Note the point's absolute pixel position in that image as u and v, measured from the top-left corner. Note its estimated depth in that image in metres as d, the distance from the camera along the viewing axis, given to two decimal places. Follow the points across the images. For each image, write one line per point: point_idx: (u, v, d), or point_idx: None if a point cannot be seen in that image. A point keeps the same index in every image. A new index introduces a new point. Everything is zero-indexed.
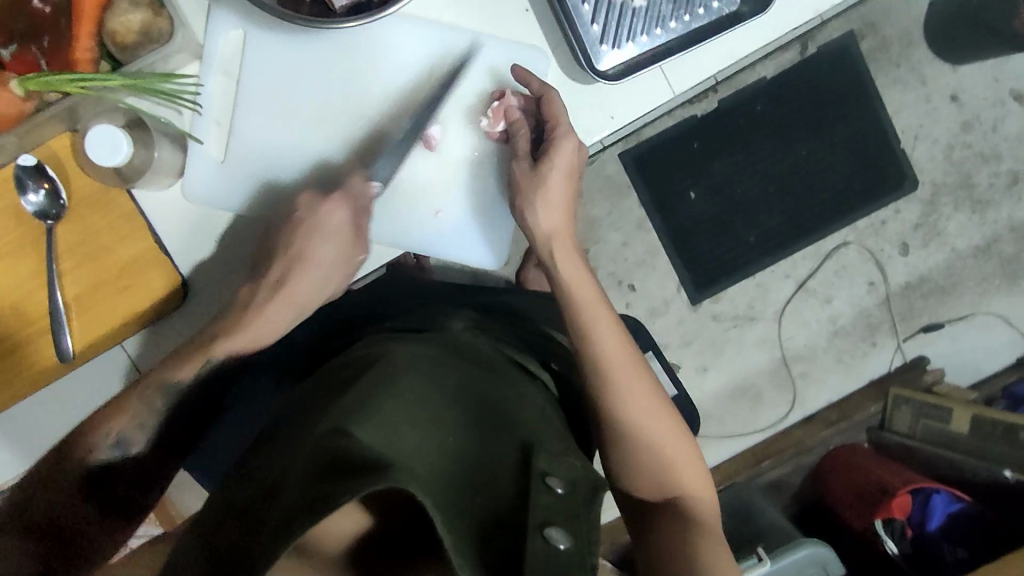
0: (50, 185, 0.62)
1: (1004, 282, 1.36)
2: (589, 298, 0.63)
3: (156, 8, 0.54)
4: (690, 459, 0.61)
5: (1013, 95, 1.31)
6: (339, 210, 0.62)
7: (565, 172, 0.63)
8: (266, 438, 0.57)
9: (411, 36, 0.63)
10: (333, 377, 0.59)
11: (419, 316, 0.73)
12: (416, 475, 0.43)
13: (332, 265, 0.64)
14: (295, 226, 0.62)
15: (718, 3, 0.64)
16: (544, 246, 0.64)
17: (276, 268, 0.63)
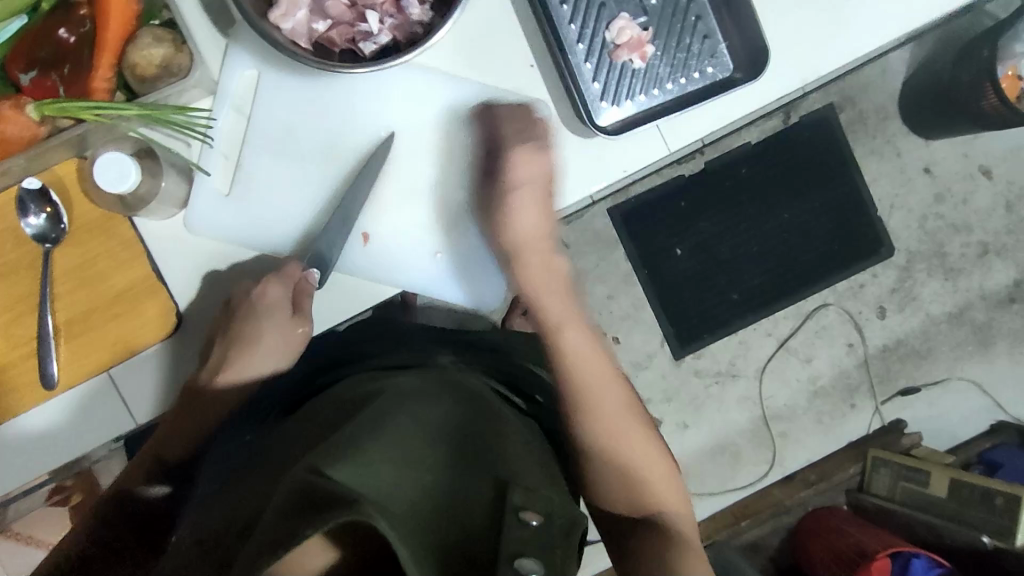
0: (53, 209, 0.62)
1: (977, 349, 1.40)
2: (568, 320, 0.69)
3: (178, 44, 0.56)
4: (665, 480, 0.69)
5: (983, 170, 1.38)
6: (277, 291, 0.65)
7: (536, 184, 0.65)
8: (252, 470, 0.57)
9: (420, 84, 0.65)
10: (318, 411, 0.60)
11: (407, 348, 0.73)
12: (384, 510, 0.43)
13: (278, 343, 0.69)
14: (233, 313, 0.66)
15: (712, 69, 0.68)
16: (524, 255, 0.67)
17: (216, 353, 0.67)
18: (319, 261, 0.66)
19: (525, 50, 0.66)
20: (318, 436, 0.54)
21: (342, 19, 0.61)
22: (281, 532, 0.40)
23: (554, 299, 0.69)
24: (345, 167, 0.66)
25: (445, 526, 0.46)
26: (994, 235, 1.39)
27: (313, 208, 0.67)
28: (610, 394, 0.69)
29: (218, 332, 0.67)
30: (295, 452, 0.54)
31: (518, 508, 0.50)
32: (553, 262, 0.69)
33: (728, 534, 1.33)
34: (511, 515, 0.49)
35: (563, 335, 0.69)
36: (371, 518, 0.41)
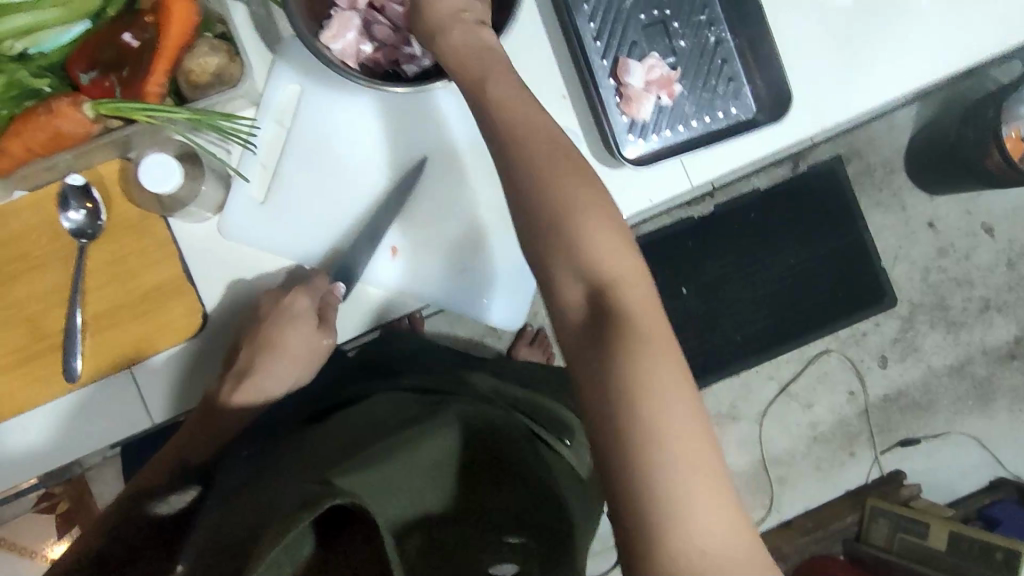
0: (92, 206, 0.64)
1: (977, 404, 1.41)
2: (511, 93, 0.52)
3: (232, 55, 0.59)
4: (611, 236, 0.49)
5: (985, 228, 1.41)
6: (304, 300, 0.65)
7: None
8: (275, 468, 0.61)
9: (460, 111, 0.68)
10: (363, 423, 0.65)
11: (439, 377, 0.75)
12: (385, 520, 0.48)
13: (301, 356, 0.69)
14: (261, 319, 0.66)
15: (735, 109, 0.71)
16: (449, 27, 0.54)
17: (241, 358, 0.67)
18: (347, 277, 0.67)
19: (557, 82, 0.69)
20: (350, 449, 0.59)
21: (386, 42, 0.65)
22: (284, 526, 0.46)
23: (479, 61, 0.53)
24: (380, 183, 0.68)
25: None
26: (995, 292, 1.41)
27: (348, 221, 0.69)
28: (557, 161, 0.50)
29: (245, 338, 0.67)
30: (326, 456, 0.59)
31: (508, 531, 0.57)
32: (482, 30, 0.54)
33: None
34: None
35: (487, 94, 0.52)
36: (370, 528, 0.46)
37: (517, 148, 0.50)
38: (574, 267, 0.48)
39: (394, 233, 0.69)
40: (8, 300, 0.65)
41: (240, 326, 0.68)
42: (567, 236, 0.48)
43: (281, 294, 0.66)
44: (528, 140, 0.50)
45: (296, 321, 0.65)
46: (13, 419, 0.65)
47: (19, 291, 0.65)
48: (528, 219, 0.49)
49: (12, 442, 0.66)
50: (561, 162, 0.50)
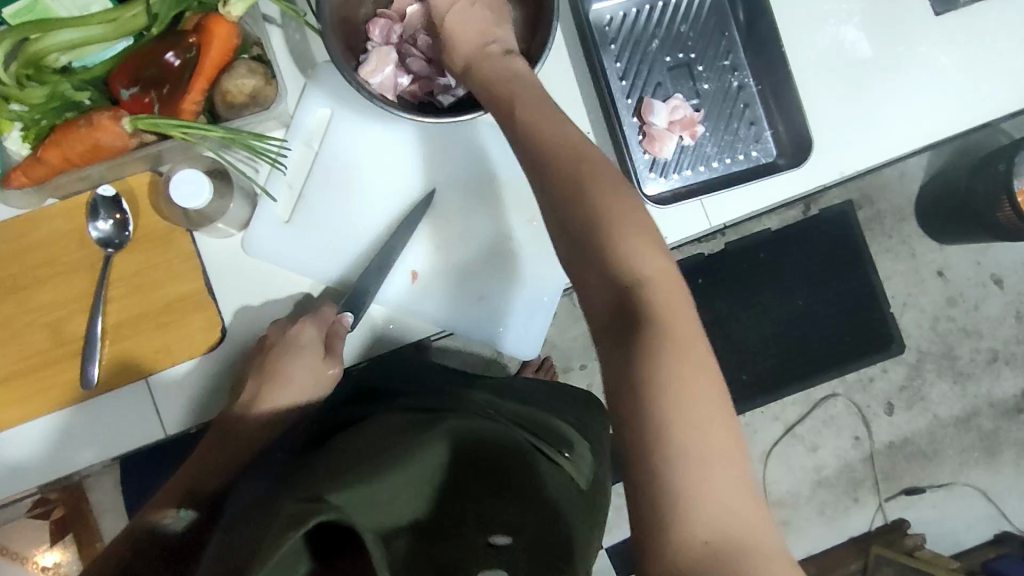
0: (121, 216, 0.66)
1: (983, 455, 1.40)
2: (543, 113, 0.52)
3: (268, 78, 0.61)
4: (642, 238, 0.48)
5: (994, 279, 1.42)
6: (309, 331, 0.66)
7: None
8: (282, 471, 0.63)
9: (485, 140, 0.70)
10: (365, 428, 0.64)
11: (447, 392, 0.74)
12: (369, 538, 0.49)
13: (306, 387, 0.68)
14: (268, 349, 0.66)
15: (756, 152, 0.72)
16: (478, 60, 0.57)
17: (246, 389, 0.67)
18: (356, 307, 0.68)
19: (582, 118, 0.70)
20: (350, 448, 0.60)
21: (423, 73, 0.66)
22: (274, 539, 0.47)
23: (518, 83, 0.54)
24: (404, 207, 0.70)
25: None
26: (1003, 343, 1.41)
27: (370, 245, 0.70)
28: (584, 167, 0.49)
29: (251, 368, 0.68)
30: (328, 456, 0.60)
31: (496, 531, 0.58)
32: (513, 60, 0.56)
33: None
34: None
35: (517, 111, 0.53)
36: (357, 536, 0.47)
37: (548, 153, 0.50)
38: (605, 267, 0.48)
39: (414, 257, 0.70)
40: (32, 304, 0.66)
41: (247, 355, 0.69)
42: (602, 238, 0.47)
43: (289, 325, 0.67)
44: (547, 151, 0.50)
45: (305, 351, 0.66)
46: (26, 423, 0.66)
47: (43, 295, 0.66)
48: (557, 217, 0.49)
49: (23, 446, 0.66)
50: (592, 172, 0.49)
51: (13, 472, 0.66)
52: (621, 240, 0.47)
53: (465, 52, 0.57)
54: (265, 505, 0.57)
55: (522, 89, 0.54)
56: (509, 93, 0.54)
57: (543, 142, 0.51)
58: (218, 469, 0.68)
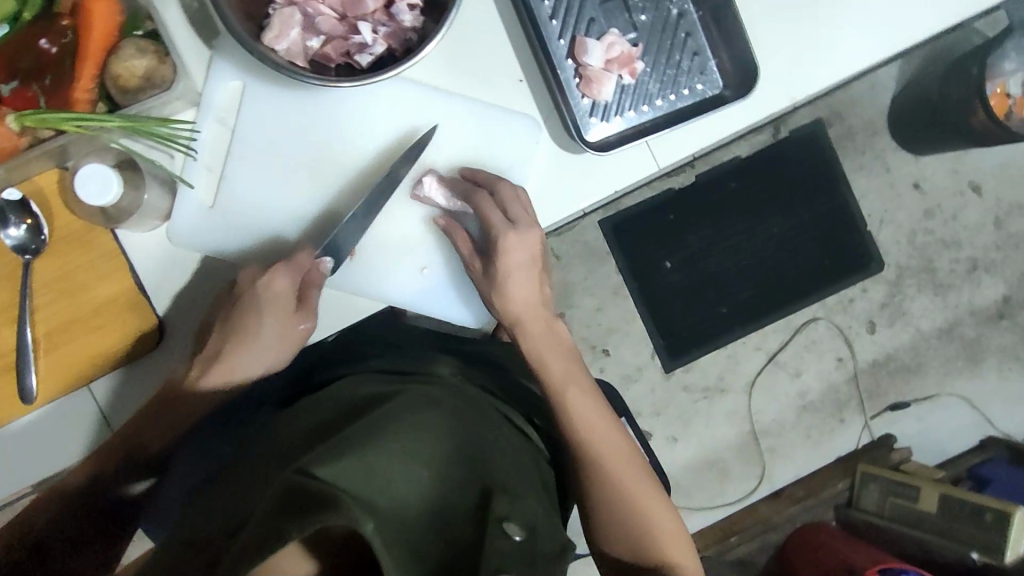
0: (33, 220, 0.61)
1: (966, 364, 1.40)
2: (582, 400, 0.67)
3: (161, 55, 0.56)
4: (665, 515, 0.67)
5: (972, 187, 1.39)
6: (282, 279, 0.62)
7: (523, 266, 0.65)
8: (239, 470, 0.55)
9: (414, 99, 0.65)
10: (320, 413, 0.58)
11: (404, 356, 0.70)
12: (373, 511, 0.44)
13: (276, 344, 0.65)
14: (237, 302, 0.63)
15: (701, 85, 0.68)
16: (527, 322, 0.68)
17: (212, 342, 0.64)
18: (335, 253, 0.64)
19: (512, 65, 0.66)
20: (323, 434, 0.53)
21: (335, 34, 0.62)
22: (271, 530, 0.41)
23: (545, 340, 0.68)
24: (331, 183, 0.66)
25: (427, 540, 0.45)
26: (983, 251, 1.40)
27: (298, 225, 0.66)
28: (630, 460, 0.67)
29: (219, 322, 0.64)
30: (292, 447, 0.53)
31: (504, 519, 0.48)
32: (557, 328, 0.69)
33: (718, 551, 1.31)
34: (496, 525, 0.48)
35: (565, 393, 0.67)
36: (357, 522, 0.42)
37: (589, 438, 0.66)
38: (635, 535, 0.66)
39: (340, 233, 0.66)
40: None
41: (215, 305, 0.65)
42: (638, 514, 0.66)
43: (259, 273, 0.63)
44: (591, 444, 0.66)
45: (271, 303, 0.62)
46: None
47: None
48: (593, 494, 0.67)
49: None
50: (617, 458, 0.66)
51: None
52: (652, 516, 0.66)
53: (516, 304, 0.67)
54: (235, 505, 0.49)
55: (562, 372, 0.68)
56: (558, 373, 0.68)
57: (580, 432, 0.66)
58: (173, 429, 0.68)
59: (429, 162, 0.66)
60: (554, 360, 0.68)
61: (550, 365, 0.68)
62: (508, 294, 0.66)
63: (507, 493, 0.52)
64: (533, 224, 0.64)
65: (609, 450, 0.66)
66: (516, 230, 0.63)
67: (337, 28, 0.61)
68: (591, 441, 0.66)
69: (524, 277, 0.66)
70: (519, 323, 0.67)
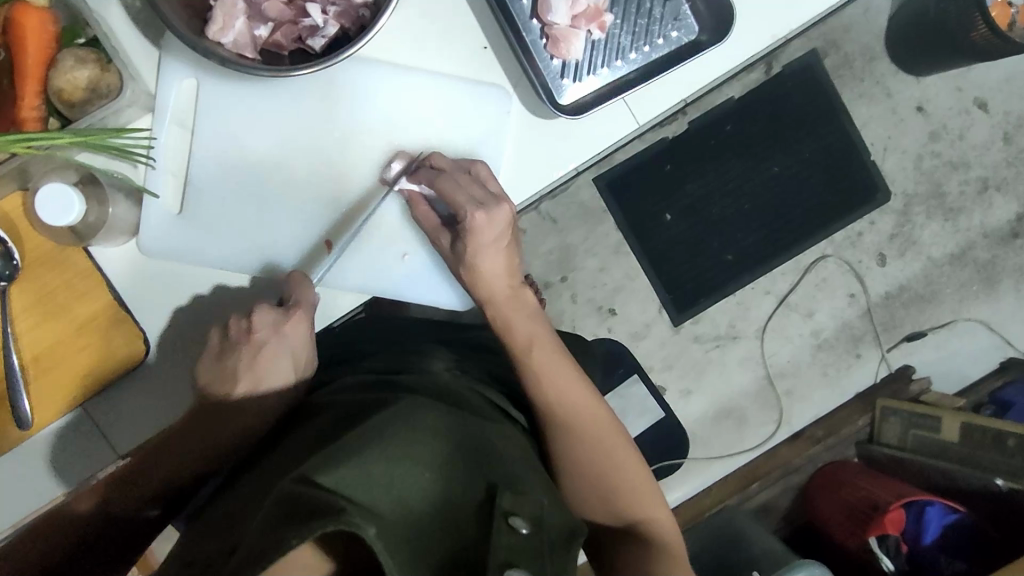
0: (3, 248, 0.59)
1: (982, 288, 1.37)
2: (549, 360, 0.64)
3: (104, 64, 0.54)
4: (636, 469, 0.63)
5: (978, 104, 1.33)
6: (302, 328, 0.62)
7: (491, 241, 0.62)
8: (237, 486, 0.54)
9: (375, 79, 0.62)
10: (312, 425, 0.56)
11: (392, 356, 0.68)
12: (374, 515, 0.43)
13: (281, 387, 0.64)
14: (258, 348, 0.62)
15: (676, 32, 0.64)
16: (495, 296, 0.65)
17: (238, 389, 0.62)
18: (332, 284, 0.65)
19: (475, 32, 0.63)
20: (320, 441, 0.52)
21: (284, 18, 0.59)
22: (271, 544, 0.40)
23: (506, 305, 0.66)
24: (298, 177, 0.63)
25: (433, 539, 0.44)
26: (993, 169, 1.35)
27: (269, 223, 0.64)
28: (601, 418, 0.64)
29: (240, 368, 0.62)
30: (290, 458, 0.51)
31: (508, 512, 0.47)
32: (523, 295, 0.67)
33: (740, 498, 1.28)
34: (502, 520, 0.46)
35: (529, 353, 0.65)
36: (358, 528, 0.40)
37: (556, 395, 0.63)
38: (605, 493, 0.62)
39: (309, 225, 0.64)
40: None
41: (218, 346, 0.62)
42: (605, 467, 0.62)
43: (281, 319, 0.62)
44: (561, 404, 0.63)
45: (286, 346, 0.63)
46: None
47: None
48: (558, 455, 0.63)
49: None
50: (590, 416, 0.63)
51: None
52: (622, 471, 0.62)
53: (485, 273, 0.64)
54: (234, 520, 0.48)
55: (527, 332, 0.65)
56: (523, 336, 0.65)
57: (546, 391, 0.63)
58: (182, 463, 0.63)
59: (400, 145, 0.64)
60: (519, 324, 0.66)
61: (515, 325, 0.65)
62: (480, 270, 0.64)
63: (512, 488, 0.50)
64: (499, 200, 0.61)
65: (577, 404, 0.63)
66: (483, 210, 0.60)
67: (284, 12, 0.59)
68: (558, 401, 0.63)
69: (493, 253, 0.63)
70: (492, 302, 0.65)
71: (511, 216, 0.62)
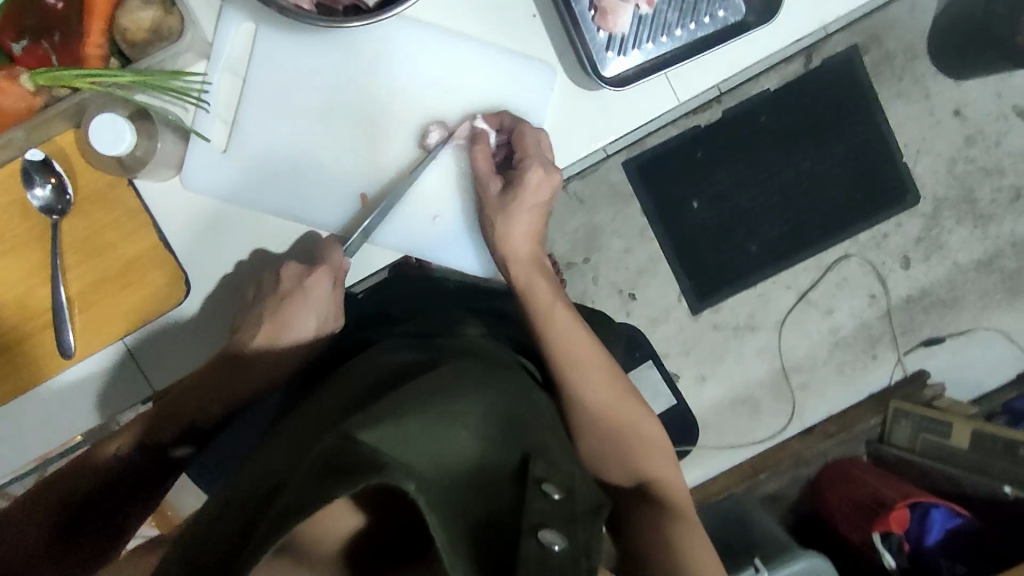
0: (57, 180, 0.62)
1: (1005, 297, 1.36)
2: (565, 321, 0.66)
3: (167, 6, 0.55)
4: (650, 430, 0.66)
5: (1016, 111, 1.32)
6: (324, 283, 0.64)
7: (534, 203, 0.65)
8: (274, 443, 0.56)
9: (420, 40, 0.64)
10: (346, 388, 0.58)
11: (429, 322, 0.70)
12: (413, 473, 0.44)
13: (306, 334, 0.67)
14: (282, 299, 0.64)
15: (723, 12, 0.64)
16: (516, 258, 0.67)
17: (261, 333, 0.65)
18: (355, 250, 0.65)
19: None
20: (355, 405, 0.53)
21: None
22: (313, 492, 0.41)
23: (523, 272, 0.67)
24: (344, 131, 0.65)
25: (469, 499, 0.45)
26: None
27: (315, 171, 0.66)
28: (616, 380, 0.66)
29: (266, 312, 0.64)
30: (327, 420, 0.53)
31: (541, 479, 0.49)
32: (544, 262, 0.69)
33: (748, 486, 1.32)
34: (534, 486, 0.48)
35: (551, 313, 0.66)
36: (401, 484, 0.41)
37: (574, 355, 0.65)
38: (622, 452, 0.64)
39: (351, 178, 0.66)
40: None
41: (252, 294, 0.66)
42: (619, 425, 0.64)
43: (304, 272, 0.64)
44: (578, 364, 0.65)
45: (311, 303, 0.65)
46: (14, 400, 0.66)
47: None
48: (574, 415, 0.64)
49: (13, 417, 0.67)
50: (603, 377, 0.65)
51: (12, 440, 0.67)
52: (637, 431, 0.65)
53: (513, 236, 0.66)
54: (273, 473, 0.49)
55: (547, 297, 0.67)
56: (544, 297, 0.67)
57: (558, 352, 0.65)
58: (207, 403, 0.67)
59: (445, 111, 0.65)
60: (541, 287, 0.67)
61: (536, 287, 0.67)
62: (510, 233, 0.65)
63: (544, 458, 0.52)
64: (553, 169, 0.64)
65: (591, 368, 0.65)
66: (544, 168, 0.63)
67: None
68: (575, 359, 0.65)
69: (528, 218, 0.65)
70: (514, 260, 0.67)
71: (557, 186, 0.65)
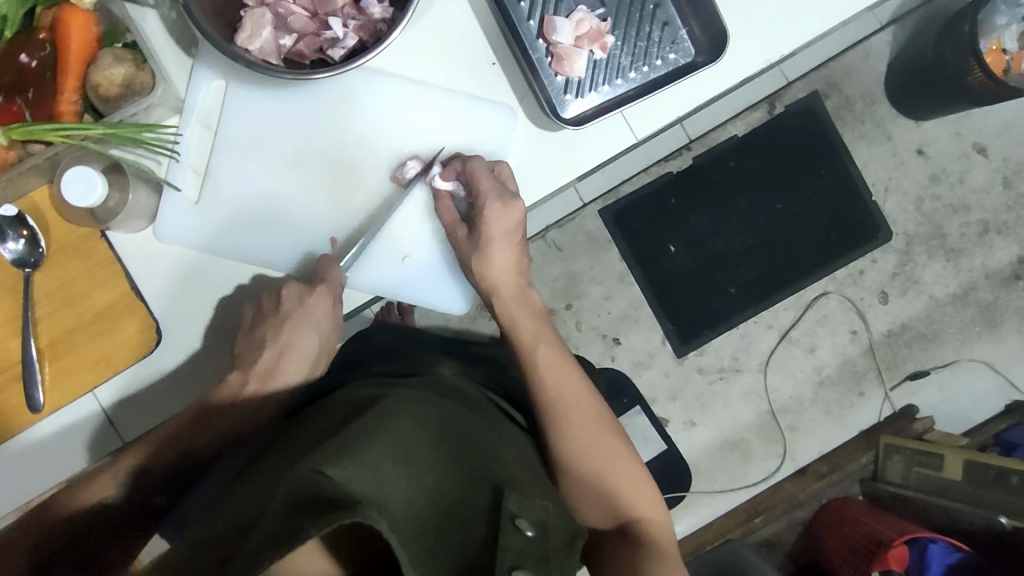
0: (30, 233, 0.63)
1: (985, 329, 1.37)
2: (553, 360, 0.67)
3: (139, 63, 0.58)
4: (632, 473, 0.64)
5: (977, 148, 1.37)
6: (325, 301, 0.65)
7: (504, 235, 0.66)
8: (244, 479, 0.55)
9: (385, 89, 0.66)
10: (322, 421, 0.57)
11: (402, 362, 0.71)
12: (385, 510, 0.43)
13: (309, 356, 0.68)
14: (284, 320, 0.65)
15: (674, 55, 0.68)
16: (502, 289, 0.68)
17: (264, 358, 0.66)
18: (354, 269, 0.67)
19: (483, 49, 0.67)
20: (327, 436, 0.53)
21: (307, 31, 0.64)
22: (285, 531, 0.40)
23: (513, 307, 0.69)
24: (314, 177, 0.67)
25: (443, 542, 0.44)
26: (993, 213, 1.37)
27: (286, 216, 0.67)
28: (602, 418, 0.65)
29: (267, 338, 0.65)
30: (299, 453, 0.52)
31: (515, 514, 0.48)
32: (530, 296, 0.70)
33: (743, 532, 1.30)
34: (508, 522, 0.47)
35: (536, 350, 0.67)
36: (374, 522, 0.40)
37: (558, 392, 0.65)
38: (607, 494, 0.63)
39: (321, 224, 0.67)
40: None
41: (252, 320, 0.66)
42: (601, 466, 0.63)
43: (305, 290, 0.65)
44: (563, 401, 0.65)
45: (314, 325, 0.66)
46: None
47: None
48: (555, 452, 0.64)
49: None
50: (590, 413, 0.65)
51: None
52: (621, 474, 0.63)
53: (494, 271, 0.67)
54: (244, 510, 0.48)
55: (533, 331, 0.68)
56: (530, 333, 0.68)
57: (547, 388, 0.65)
58: (187, 448, 0.64)
59: (414, 155, 0.67)
60: (525, 323, 0.68)
61: (522, 325, 0.68)
62: (488, 260, 0.66)
63: (518, 492, 0.51)
64: (515, 196, 0.65)
65: (576, 408, 0.65)
66: (499, 200, 0.64)
67: (308, 24, 0.64)
68: (559, 395, 0.65)
69: (504, 249, 0.67)
70: (498, 293, 0.68)
71: (521, 217, 0.65)
